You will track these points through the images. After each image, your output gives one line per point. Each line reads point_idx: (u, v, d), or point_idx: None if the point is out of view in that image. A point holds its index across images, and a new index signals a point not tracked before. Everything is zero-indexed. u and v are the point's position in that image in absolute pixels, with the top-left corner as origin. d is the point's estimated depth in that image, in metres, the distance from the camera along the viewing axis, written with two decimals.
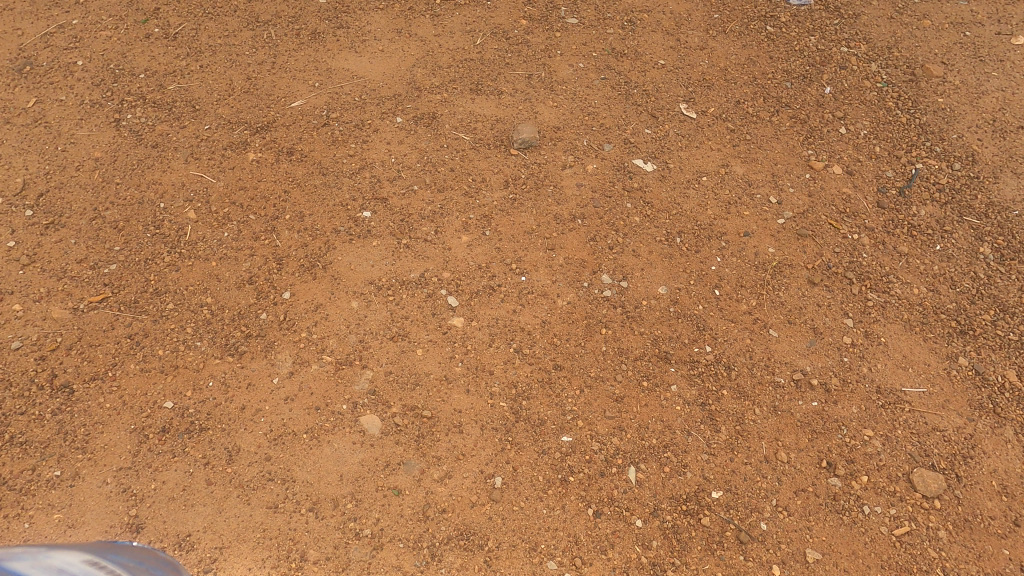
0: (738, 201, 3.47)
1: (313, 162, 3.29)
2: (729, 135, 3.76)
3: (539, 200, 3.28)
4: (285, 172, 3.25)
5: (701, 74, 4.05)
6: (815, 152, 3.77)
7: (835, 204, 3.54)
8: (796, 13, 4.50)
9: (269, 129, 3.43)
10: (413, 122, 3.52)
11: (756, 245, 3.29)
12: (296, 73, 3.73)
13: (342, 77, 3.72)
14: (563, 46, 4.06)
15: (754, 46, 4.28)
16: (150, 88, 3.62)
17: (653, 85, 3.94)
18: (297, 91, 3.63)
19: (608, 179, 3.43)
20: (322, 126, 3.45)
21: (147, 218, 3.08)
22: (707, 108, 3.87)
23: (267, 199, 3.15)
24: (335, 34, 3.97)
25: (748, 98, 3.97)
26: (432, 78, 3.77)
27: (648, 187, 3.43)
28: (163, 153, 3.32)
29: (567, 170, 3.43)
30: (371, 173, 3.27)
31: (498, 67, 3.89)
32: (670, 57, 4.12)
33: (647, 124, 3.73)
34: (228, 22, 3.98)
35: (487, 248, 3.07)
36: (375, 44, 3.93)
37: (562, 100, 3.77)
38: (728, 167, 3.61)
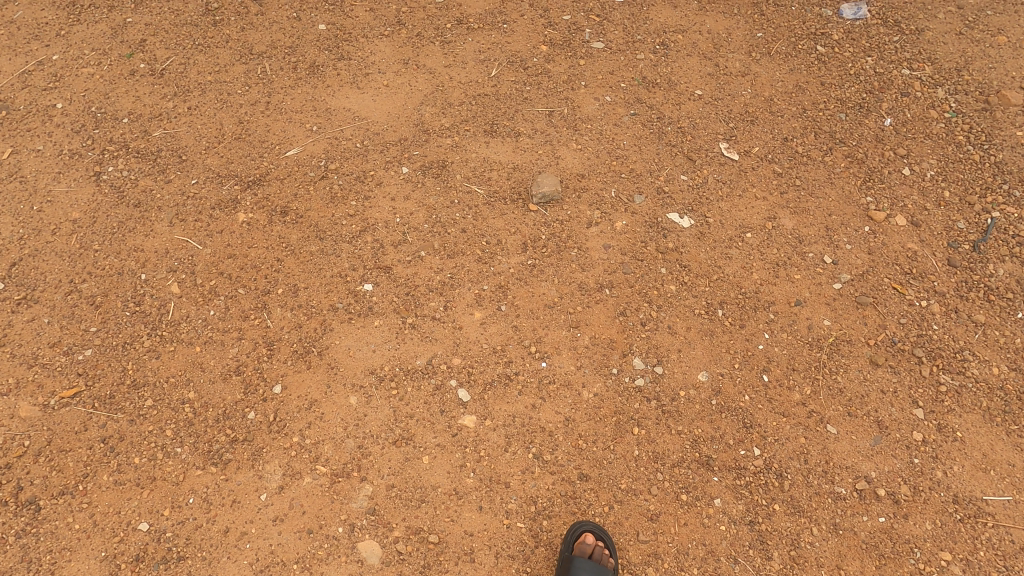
0: (788, 262, 3.05)
1: (309, 224, 2.96)
2: (775, 180, 3.32)
3: (561, 266, 2.91)
4: (279, 236, 2.92)
5: (743, 106, 3.60)
6: (875, 199, 3.31)
7: (899, 263, 3.10)
8: (851, 30, 4.00)
9: (261, 184, 3.10)
10: (420, 173, 3.15)
11: (809, 317, 2.88)
12: (292, 115, 3.37)
13: (342, 119, 3.36)
14: (588, 76, 3.63)
15: (803, 70, 3.80)
16: (133, 134, 3.30)
17: (689, 120, 3.50)
18: (293, 136, 3.28)
19: (639, 238, 3.04)
20: (320, 179, 3.10)
21: (127, 293, 2.78)
22: (751, 147, 3.43)
23: (259, 269, 2.83)
24: (335, 66, 3.59)
25: (797, 133, 3.52)
26: (442, 118, 3.38)
27: (685, 247, 3.03)
28: (146, 213, 3.02)
29: (592, 228, 3.05)
30: (372, 236, 2.93)
31: (515, 102, 3.48)
32: (708, 85, 3.67)
33: (682, 168, 3.31)
34: (219, 55, 3.63)
35: (502, 327, 2.72)
36: (379, 78, 3.55)
37: (587, 141, 3.36)
38: (776, 220, 3.18)
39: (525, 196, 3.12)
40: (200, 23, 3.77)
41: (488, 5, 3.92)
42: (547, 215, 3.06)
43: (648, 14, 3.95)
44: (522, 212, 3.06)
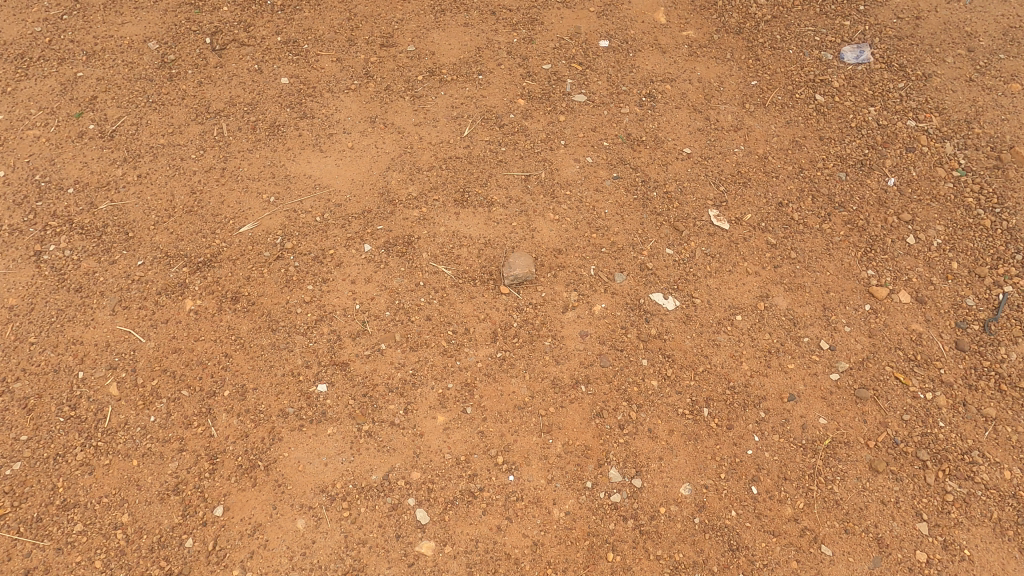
0: (781, 348, 2.81)
1: (261, 312, 2.74)
2: (768, 252, 3.08)
3: (533, 358, 2.68)
4: (228, 327, 2.71)
5: (735, 166, 3.35)
6: (877, 272, 3.06)
7: (902, 347, 2.86)
8: (852, 76, 3.73)
9: (212, 265, 2.88)
10: (384, 251, 2.93)
11: (803, 415, 2.65)
12: (249, 183, 3.15)
13: (302, 187, 3.13)
14: (568, 133, 3.39)
15: (800, 122, 3.55)
16: (78, 206, 3.08)
17: (676, 183, 3.26)
18: (248, 209, 3.06)
19: (619, 324, 2.80)
20: (275, 260, 2.88)
21: (62, 394, 2.58)
22: (742, 214, 3.19)
23: (205, 367, 2.62)
24: (297, 126, 3.36)
25: (793, 197, 3.27)
26: (409, 185, 3.15)
27: (669, 334, 2.80)
28: (87, 300, 2.80)
29: (568, 312, 2.82)
30: (329, 326, 2.71)
31: (489, 165, 3.25)
32: (697, 142, 3.42)
33: (667, 240, 3.08)
34: (174, 114, 3.40)
35: (468, 433, 2.50)
36: (343, 139, 3.31)
37: (565, 209, 3.13)
38: (768, 299, 2.95)
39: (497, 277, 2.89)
40: (155, 77, 3.54)
41: (462, 52, 3.67)
42: (519, 298, 2.83)
43: (634, 61, 3.69)
44: (492, 295, 2.83)
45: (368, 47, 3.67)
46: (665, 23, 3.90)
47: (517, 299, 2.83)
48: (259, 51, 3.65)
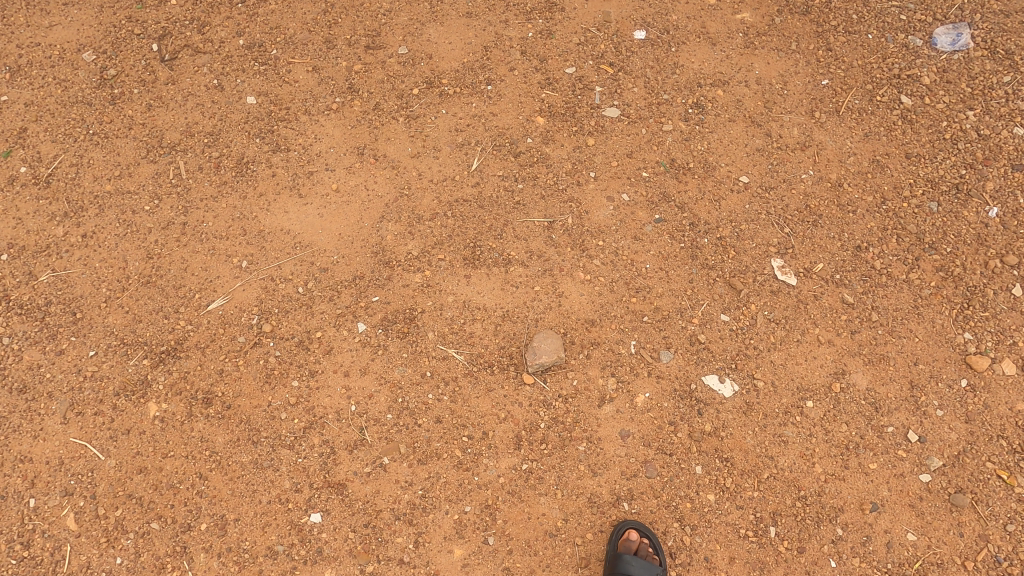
0: (860, 443, 2.35)
1: (239, 419, 2.30)
2: (843, 314, 2.55)
3: (565, 470, 2.26)
4: (202, 438, 2.28)
5: (802, 199, 2.75)
6: (975, 335, 2.53)
7: (1006, 435, 2.38)
8: (947, 67, 3.01)
9: (179, 356, 2.41)
10: (381, 331, 2.44)
11: (888, 531, 2.23)
12: (215, 242, 2.61)
13: (279, 247, 2.60)
14: (598, 162, 2.77)
15: (882, 135, 2.89)
16: (15, 278, 2.58)
17: (731, 225, 2.68)
18: (216, 278, 2.55)
19: (666, 419, 2.34)
20: (252, 348, 2.41)
21: (15, 527, 2.20)
22: (812, 264, 2.62)
23: (176, 491, 2.22)
24: (270, 162, 2.77)
25: (874, 238, 2.68)
26: (408, 240, 2.61)
27: (726, 430, 2.34)
28: (34, 403, 2.37)
29: (605, 406, 2.35)
30: (320, 436, 2.28)
31: (503, 209, 2.67)
32: (756, 167, 2.80)
33: (722, 302, 2.54)
34: (121, 150, 2.81)
35: (491, 570, 2.13)
36: (326, 179, 2.74)
37: (598, 266, 2.58)
38: (844, 378, 2.45)
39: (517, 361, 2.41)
40: (95, 100, 2.92)
41: (466, 54, 2.98)
42: (545, 389, 2.36)
43: (677, 58, 2.99)
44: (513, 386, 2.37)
45: (349, 50, 2.99)
46: (715, 2, 3.14)
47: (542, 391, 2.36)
48: (217, 60, 2.98)
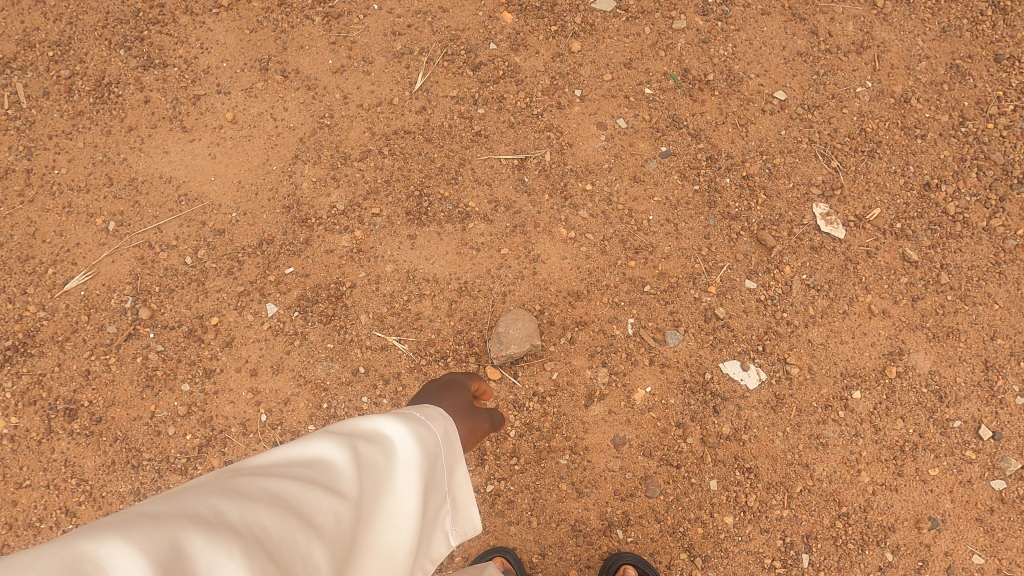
0: (919, 444, 1.84)
1: (112, 437, 1.75)
2: (903, 276, 1.96)
3: (542, 490, 1.77)
4: (67, 463, 1.75)
5: (856, 121, 2.07)
6: None
7: None
8: None
9: (31, 353, 1.82)
10: (298, 315, 1.85)
11: (949, 553, 1.77)
12: (73, 197, 1.95)
13: (158, 202, 1.94)
14: (585, 75, 2.07)
15: (965, 29, 2.15)
16: None
17: (761, 159, 2.02)
18: (76, 246, 1.91)
19: (672, 421, 1.81)
20: (127, 341, 1.82)
21: None
22: (865, 210, 2.00)
23: (38, 531, 1.71)
24: (141, 83, 2.04)
25: (948, 173, 2.03)
26: (331, 189, 1.96)
27: (749, 432, 1.81)
28: None
29: (595, 407, 1.81)
30: (223, 456, 1.75)
31: (458, 143, 2.01)
32: (796, 78, 2.09)
33: (747, 264, 1.94)
34: None
35: None
36: (219, 105, 2.03)
37: (584, 220, 1.96)
38: (902, 359, 1.89)
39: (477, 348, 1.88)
40: None
41: None
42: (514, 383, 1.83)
43: None
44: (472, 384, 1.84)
45: None
46: None
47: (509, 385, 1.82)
48: None
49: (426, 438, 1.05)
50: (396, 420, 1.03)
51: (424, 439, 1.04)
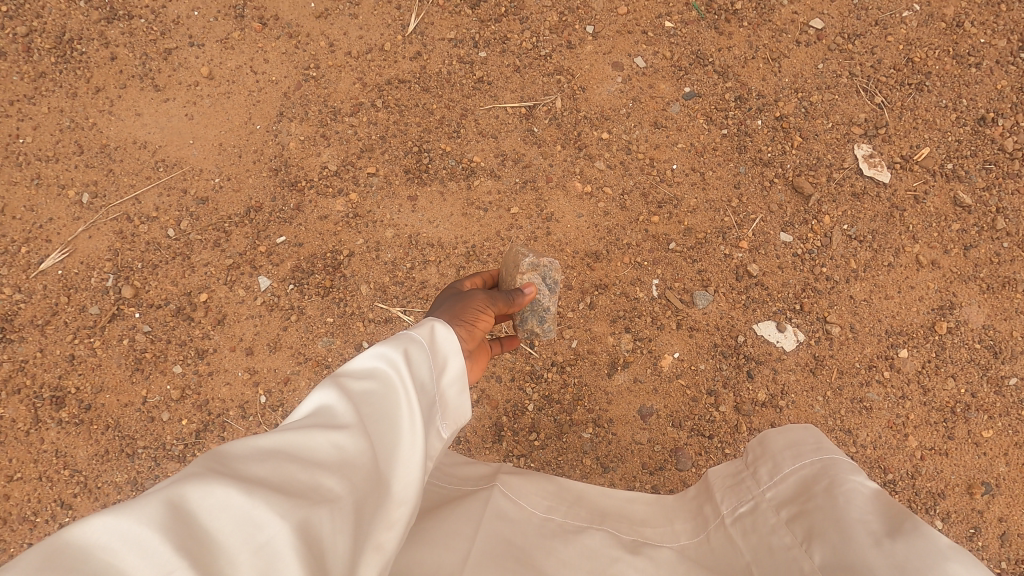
0: (970, 405, 1.70)
1: (104, 424, 1.64)
2: (955, 222, 1.78)
3: (565, 467, 1.65)
4: (57, 454, 1.64)
5: (902, 49, 1.85)
6: None
7: None
8: None
9: (8, 339, 1.69)
10: (294, 288, 1.71)
11: (1003, 519, 1.64)
12: (41, 168, 1.79)
13: (134, 169, 1.78)
14: (597, 9, 1.85)
15: None
16: None
17: (796, 97, 1.82)
18: (48, 222, 1.76)
19: (703, 388, 1.67)
20: (111, 322, 1.69)
21: None
22: (913, 150, 1.80)
23: (34, 526, 1.62)
24: (105, 38, 1.85)
25: (1005, 105, 1.83)
26: (323, 149, 1.78)
27: (786, 397, 1.68)
28: None
29: (618, 375, 1.68)
30: (222, 442, 1.63)
31: (459, 92, 1.81)
32: (836, 3, 1.87)
33: (782, 215, 1.76)
34: None
35: None
36: (193, 60, 1.83)
37: (601, 172, 1.78)
38: (952, 314, 1.73)
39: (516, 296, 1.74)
40: None
41: None
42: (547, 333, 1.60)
43: None
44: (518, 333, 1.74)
45: None
46: None
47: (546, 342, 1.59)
48: None
49: (439, 358, 0.84)
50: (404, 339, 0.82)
51: (436, 359, 0.83)
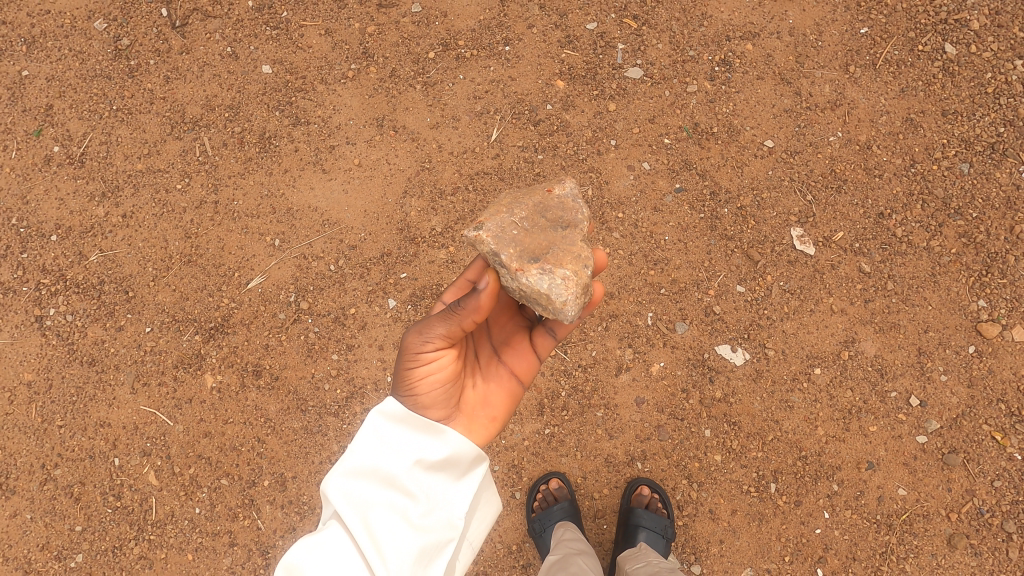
0: (863, 408, 2.50)
1: (287, 390, 2.55)
2: (859, 283, 2.60)
3: (584, 433, 2.48)
4: (256, 407, 2.54)
5: (828, 163, 2.70)
6: (989, 303, 2.57)
7: (1005, 399, 2.50)
8: (1000, 9, 2.80)
9: (226, 331, 2.62)
10: (411, 307, 2.60)
11: (881, 486, 2.43)
12: (248, 221, 2.73)
13: (309, 225, 2.70)
14: (619, 128, 2.74)
15: (918, 91, 2.77)
16: (68, 258, 2.75)
17: (753, 193, 2.67)
18: (252, 256, 2.69)
19: (679, 387, 2.51)
20: (292, 324, 2.60)
21: (105, 482, 2.54)
22: (832, 233, 2.64)
23: (239, 452, 2.51)
24: (292, 136, 2.80)
25: (898, 204, 2.66)
26: (433, 216, 2.68)
27: (735, 396, 2.50)
28: (104, 374, 2.63)
29: (622, 375, 2.52)
30: (362, 405, 2.52)
31: (524, 181, 2.71)
32: (783, 129, 2.73)
33: (739, 273, 2.60)
34: (146, 126, 2.86)
35: (518, 521, 2.45)
36: (349, 153, 2.77)
37: (617, 239, 2.64)
38: (853, 346, 2.55)
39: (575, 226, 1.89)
40: (114, 73, 2.93)
41: (482, 11, 2.88)
42: (553, 288, 1.73)
43: (705, 8, 2.87)
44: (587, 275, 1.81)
45: (361, 10, 2.92)
46: None
47: (557, 298, 1.73)
48: (229, 25, 2.93)
49: (371, 473, 1.56)
50: (346, 475, 1.57)
51: (368, 476, 1.56)
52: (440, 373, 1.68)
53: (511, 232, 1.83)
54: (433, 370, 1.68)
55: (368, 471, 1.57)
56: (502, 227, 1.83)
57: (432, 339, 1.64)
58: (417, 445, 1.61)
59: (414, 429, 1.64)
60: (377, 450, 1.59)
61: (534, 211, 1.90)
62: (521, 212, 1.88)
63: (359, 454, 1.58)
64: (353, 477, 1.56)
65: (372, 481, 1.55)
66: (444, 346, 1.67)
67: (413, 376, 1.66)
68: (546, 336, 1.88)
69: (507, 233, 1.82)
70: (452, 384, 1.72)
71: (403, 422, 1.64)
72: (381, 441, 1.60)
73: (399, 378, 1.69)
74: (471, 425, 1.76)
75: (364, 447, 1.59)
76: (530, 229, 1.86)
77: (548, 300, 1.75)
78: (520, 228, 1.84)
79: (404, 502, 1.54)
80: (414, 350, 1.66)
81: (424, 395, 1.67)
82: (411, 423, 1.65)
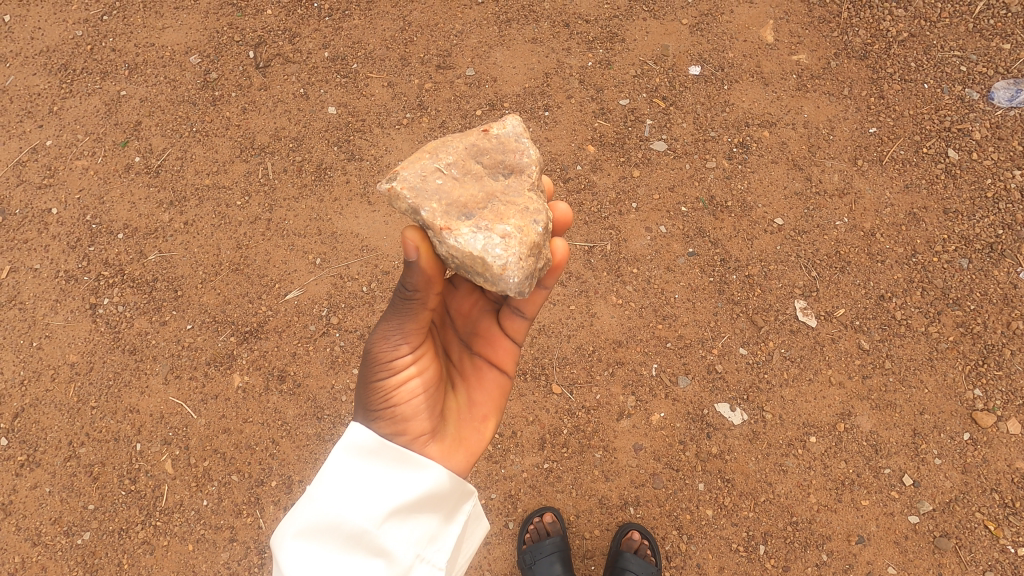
0: (855, 481, 2.56)
1: (307, 397, 2.72)
2: (857, 359, 2.72)
3: (581, 472, 2.58)
4: (275, 409, 2.71)
5: (833, 245, 2.90)
6: (985, 393, 2.66)
7: (1000, 490, 2.53)
8: (1001, 123, 3.06)
9: (260, 336, 2.83)
10: None
11: (870, 562, 2.45)
12: (295, 239, 3.00)
13: (349, 249, 2.96)
14: (641, 193, 2.99)
15: (922, 188, 2.99)
16: (129, 255, 3.03)
17: (761, 264, 2.86)
18: (294, 271, 2.93)
19: (677, 439, 2.60)
20: (321, 336, 2.80)
21: (123, 465, 2.68)
22: (834, 308, 2.79)
23: (253, 451, 2.66)
24: (346, 169, 3.11)
25: (899, 289, 2.82)
26: None
27: (731, 454, 2.58)
28: (141, 363, 2.83)
29: (623, 421, 2.63)
30: None
31: None
32: (792, 210, 2.96)
33: (743, 336, 2.75)
34: (219, 148, 3.21)
35: (508, 551, 2.53)
36: None
37: (629, 292, 2.83)
38: (849, 419, 2.64)
39: (518, 171, 1.80)
40: (199, 100, 3.32)
41: (529, 80, 3.24)
42: (489, 250, 1.59)
43: (728, 96, 3.19)
44: (532, 231, 1.67)
45: (421, 69, 3.30)
46: (772, 43, 3.32)
47: (494, 262, 1.58)
48: (305, 70, 3.34)
49: (339, 531, 1.62)
50: (314, 536, 1.62)
51: (337, 535, 1.62)
52: (418, 380, 1.76)
53: (434, 181, 1.70)
54: (409, 378, 1.75)
55: (337, 530, 1.62)
56: (423, 175, 1.70)
57: (399, 342, 1.70)
58: (388, 483, 1.69)
59: (384, 462, 1.72)
60: (342, 501, 1.64)
61: (467, 155, 1.78)
62: (449, 157, 1.75)
63: (326, 513, 1.63)
64: (313, 533, 1.62)
65: (343, 539, 1.62)
66: (413, 349, 1.73)
67: (390, 387, 1.73)
68: (515, 320, 1.98)
69: (429, 182, 1.69)
70: (433, 390, 1.80)
71: (371, 455, 1.72)
72: (345, 482, 1.67)
73: (371, 393, 1.74)
74: (463, 431, 1.92)
75: (327, 498, 1.65)
76: (460, 177, 1.74)
77: (486, 263, 1.60)
78: (447, 175, 1.72)
79: (376, 557, 1.63)
80: (384, 358, 1.71)
81: (405, 407, 1.75)
82: (383, 456, 1.72)
